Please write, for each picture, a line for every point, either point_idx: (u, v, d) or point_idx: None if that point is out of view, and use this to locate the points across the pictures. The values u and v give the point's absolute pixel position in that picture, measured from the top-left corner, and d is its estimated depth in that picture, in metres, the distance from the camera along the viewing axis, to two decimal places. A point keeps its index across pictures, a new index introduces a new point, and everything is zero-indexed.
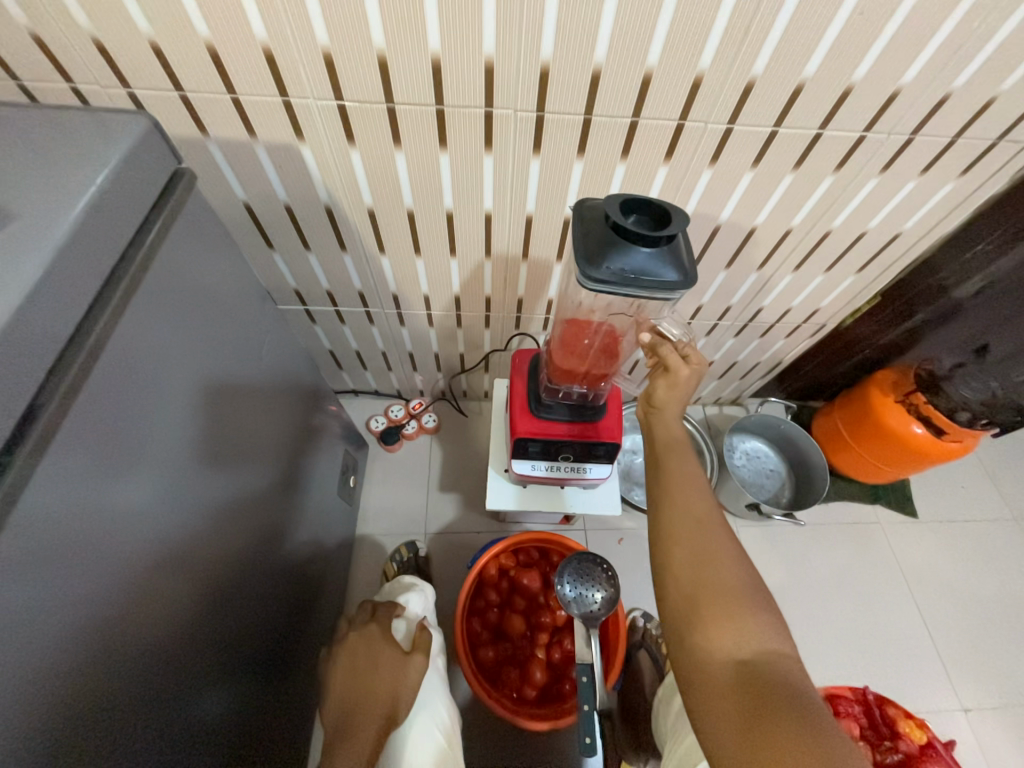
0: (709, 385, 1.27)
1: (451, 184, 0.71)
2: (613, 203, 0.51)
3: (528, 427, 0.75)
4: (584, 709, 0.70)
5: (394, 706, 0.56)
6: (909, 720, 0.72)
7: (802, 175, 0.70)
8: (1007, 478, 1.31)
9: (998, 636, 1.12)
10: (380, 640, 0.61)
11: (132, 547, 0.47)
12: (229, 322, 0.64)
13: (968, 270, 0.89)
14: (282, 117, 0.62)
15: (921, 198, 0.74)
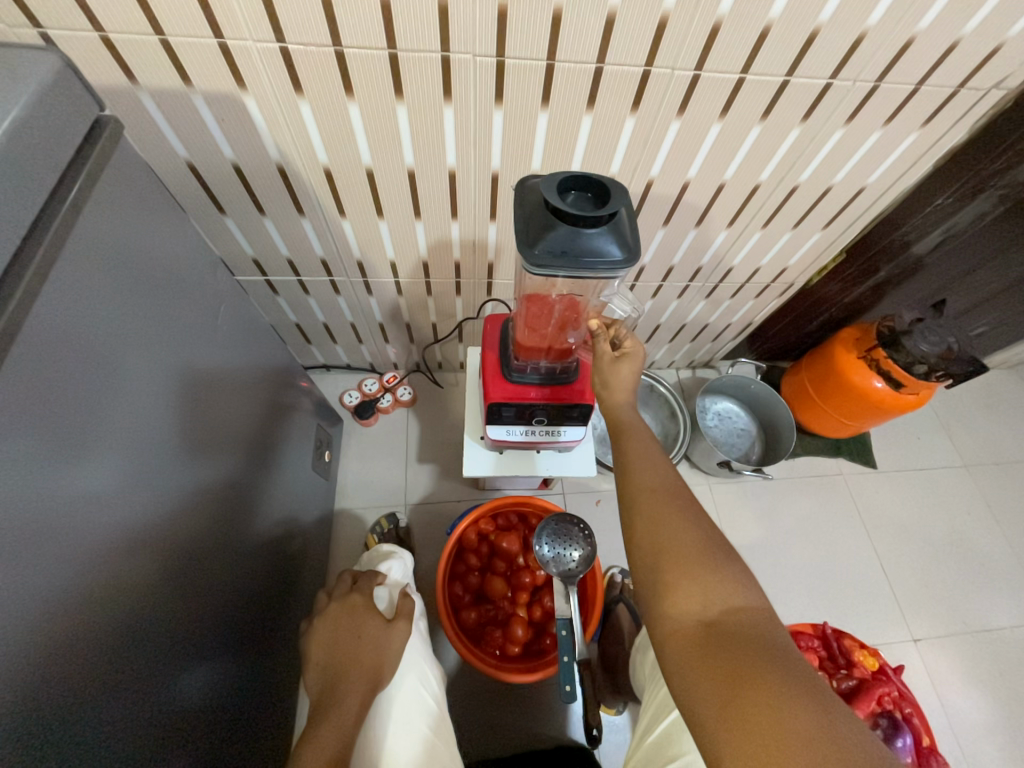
0: (683, 348, 1.29)
1: (411, 139, 0.67)
2: (555, 181, 0.49)
3: (501, 392, 0.75)
4: (565, 660, 0.73)
5: (378, 673, 0.56)
6: (862, 650, 0.78)
7: (770, 127, 0.69)
8: (958, 428, 1.39)
9: (946, 571, 1.21)
10: (363, 611, 0.60)
11: (89, 526, 0.46)
12: (179, 289, 0.60)
13: (928, 224, 0.91)
14: (220, 63, 0.57)
15: (885, 150, 0.74)
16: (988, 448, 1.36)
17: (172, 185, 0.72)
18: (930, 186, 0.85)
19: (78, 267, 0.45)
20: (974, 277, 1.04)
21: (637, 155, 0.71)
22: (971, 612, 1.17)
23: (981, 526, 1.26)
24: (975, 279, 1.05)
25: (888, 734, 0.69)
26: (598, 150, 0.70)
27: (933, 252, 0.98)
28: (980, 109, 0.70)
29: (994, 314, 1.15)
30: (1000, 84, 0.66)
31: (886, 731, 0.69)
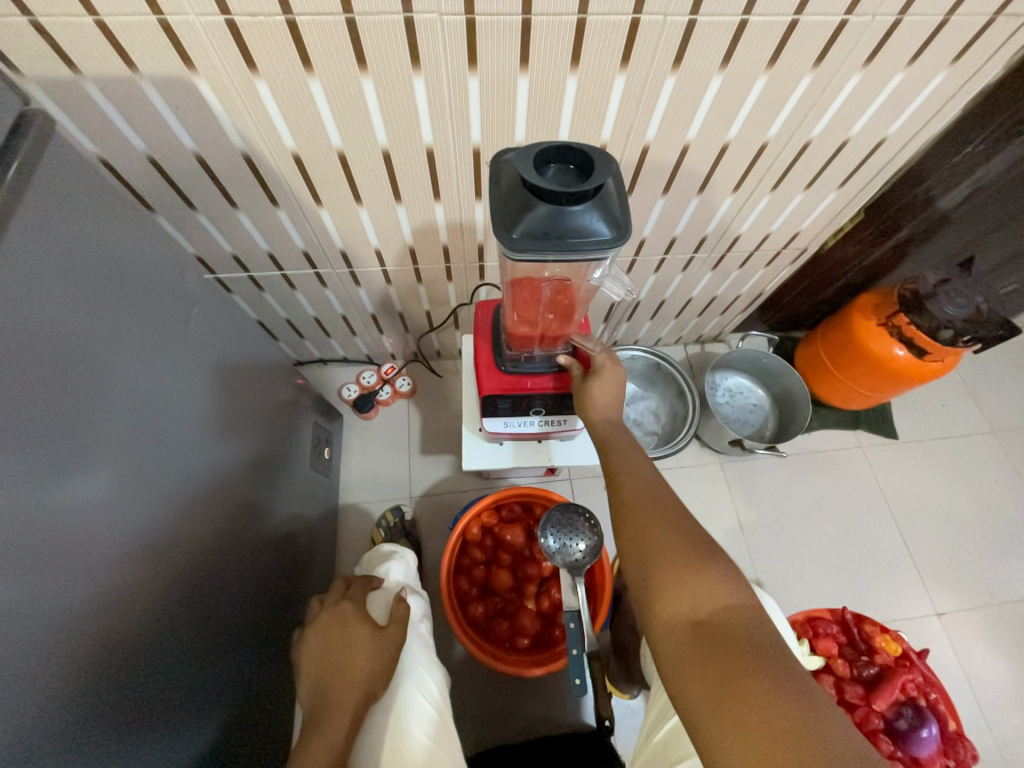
0: (690, 323, 1.23)
1: (381, 115, 0.62)
2: (527, 153, 0.44)
3: (495, 383, 0.73)
4: (575, 654, 0.72)
5: (372, 681, 0.55)
6: (885, 635, 0.75)
7: (778, 76, 0.62)
8: (986, 393, 1.31)
9: (972, 542, 1.16)
10: (353, 616, 0.59)
11: (71, 550, 0.45)
12: (148, 293, 0.57)
13: (956, 176, 0.83)
14: (164, 43, 0.52)
15: (908, 95, 0.67)
16: (1018, 413, 1.29)
17: (135, 182, 0.68)
18: (959, 133, 0.77)
19: (20, 281, 0.42)
20: (1005, 231, 0.96)
21: (630, 119, 0.65)
22: (999, 583, 1.13)
23: (1010, 495, 1.21)
24: (1006, 234, 0.97)
25: (913, 723, 0.67)
26: (587, 115, 0.63)
27: (961, 205, 0.89)
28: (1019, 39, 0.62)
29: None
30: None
31: (912, 719, 0.68)
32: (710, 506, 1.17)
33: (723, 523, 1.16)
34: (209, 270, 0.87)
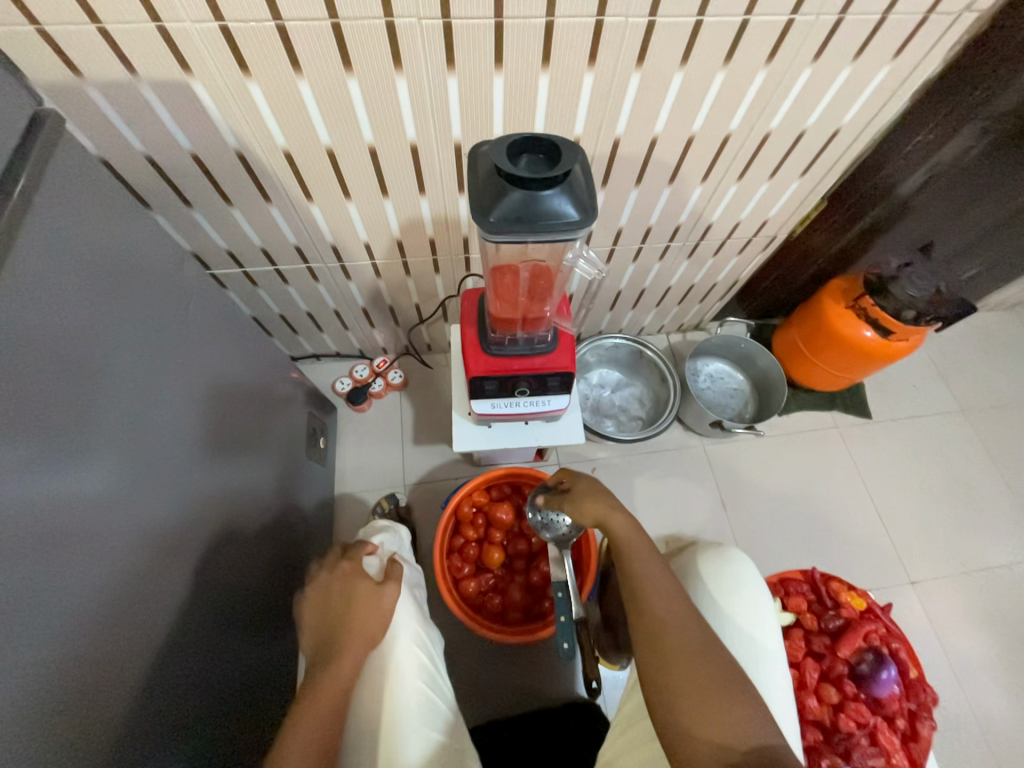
0: (671, 312, 1.28)
1: (367, 114, 0.66)
2: (501, 143, 0.49)
3: (483, 366, 0.75)
4: (562, 621, 0.77)
5: (371, 633, 0.59)
6: (851, 591, 0.79)
7: (735, 72, 0.67)
8: (954, 373, 1.38)
9: (943, 514, 1.22)
10: (351, 575, 0.63)
11: (77, 522, 0.48)
12: (148, 284, 0.61)
13: (911, 164, 0.89)
14: (160, 47, 0.56)
15: (857, 88, 0.72)
16: (986, 392, 1.35)
17: (133, 181, 0.72)
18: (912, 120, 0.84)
19: (34, 269, 0.46)
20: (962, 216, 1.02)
21: (600, 114, 0.69)
22: (970, 553, 1.18)
23: (978, 468, 1.27)
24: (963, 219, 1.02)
25: (873, 667, 0.73)
26: (560, 110, 0.68)
27: (919, 192, 0.96)
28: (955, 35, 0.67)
29: (985, 254, 1.13)
30: (973, 6, 0.63)
31: (872, 663, 0.73)
32: (694, 488, 1.22)
33: (706, 503, 1.20)
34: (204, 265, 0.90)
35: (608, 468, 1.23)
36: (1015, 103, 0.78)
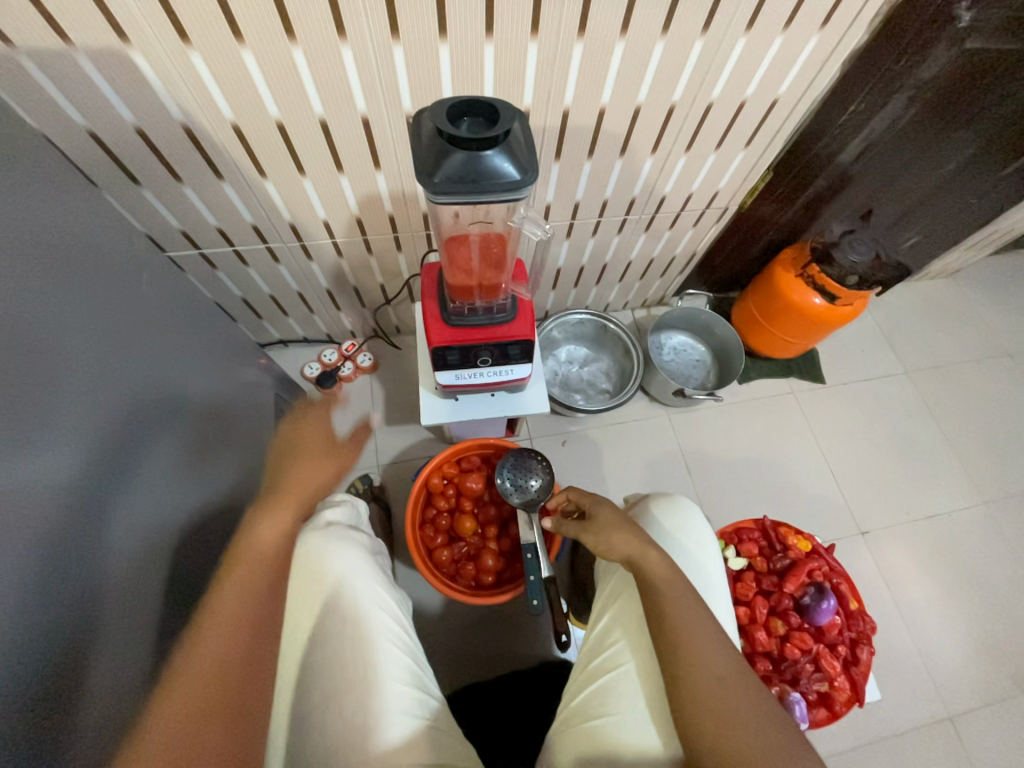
0: (632, 287, 1.32)
1: (314, 85, 0.66)
2: (442, 111, 0.50)
3: (444, 336, 0.77)
4: (531, 579, 0.80)
5: (315, 482, 0.68)
6: (797, 534, 0.88)
7: (673, 41, 0.69)
8: (900, 337, 1.46)
9: (890, 468, 1.30)
10: (305, 428, 0.74)
11: (42, 490, 0.48)
12: (95, 261, 0.61)
13: (847, 133, 0.94)
14: (94, 16, 0.55)
15: (790, 58, 0.76)
16: (929, 353, 1.44)
17: (77, 159, 0.70)
18: (843, 88, 0.87)
19: None
20: (897, 183, 1.08)
21: (546, 84, 0.71)
22: (914, 502, 1.27)
23: (922, 424, 1.35)
24: (898, 186, 1.09)
25: (815, 599, 0.84)
26: (507, 80, 0.70)
27: (857, 161, 1.01)
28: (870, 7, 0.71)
29: (921, 220, 1.20)
30: None
31: (815, 596, 0.84)
32: (659, 456, 1.27)
33: (672, 469, 1.26)
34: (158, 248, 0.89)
35: (578, 440, 1.26)
36: (935, 73, 0.84)
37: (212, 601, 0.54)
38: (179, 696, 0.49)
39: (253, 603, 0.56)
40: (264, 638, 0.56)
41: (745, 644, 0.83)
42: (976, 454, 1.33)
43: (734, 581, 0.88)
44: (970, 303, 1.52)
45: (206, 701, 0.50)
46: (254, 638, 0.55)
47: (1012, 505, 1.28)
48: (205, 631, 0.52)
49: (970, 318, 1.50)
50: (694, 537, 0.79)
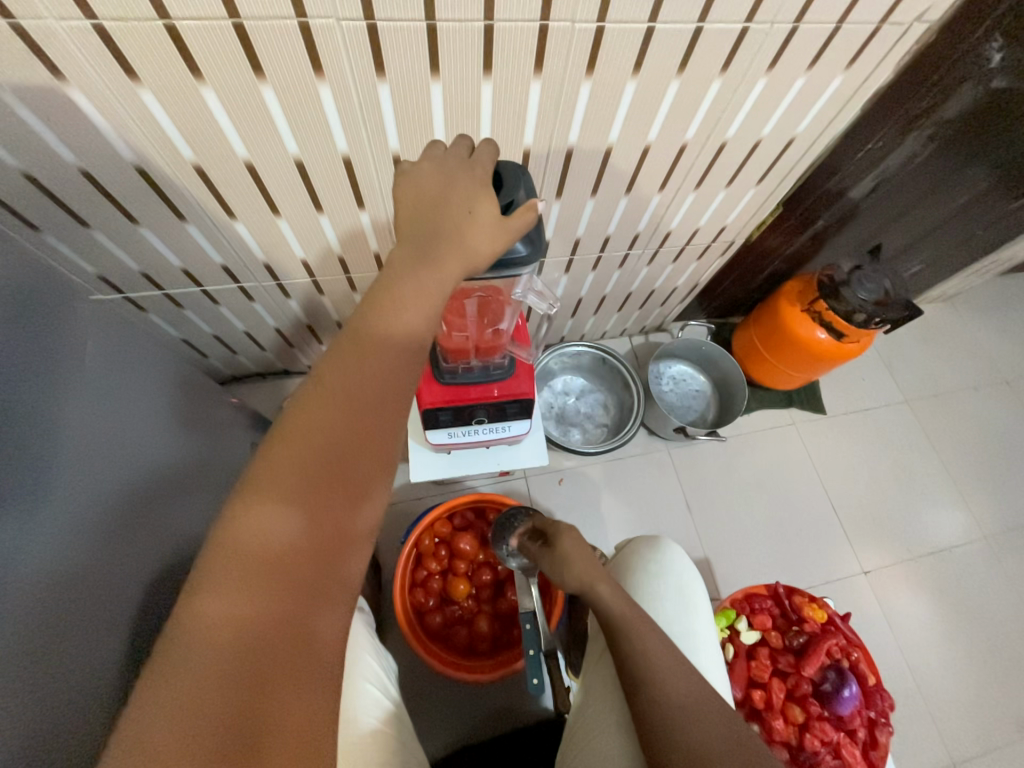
0: (633, 316, 1.27)
1: (340, 123, 0.59)
2: (485, 169, 0.48)
3: (438, 395, 0.72)
4: (532, 654, 0.75)
5: (481, 250, 0.46)
6: (813, 604, 0.81)
7: (730, 80, 0.64)
8: (900, 364, 1.46)
9: (892, 500, 1.29)
10: (454, 173, 0.47)
11: (18, 589, 0.44)
12: (48, 327, 0.53)
13: (861, 169, 0.90)
14: (100, 50, 0.47)
15: (845, 97, 0.72)
16: (928, 381, 1.44)
17: (12, 199, 0.61)
18: (861, 128, 0.81)
19: None
20: (906, 216, 1.06)
21: (595, 122, 0.66)
22: (915, 538, 1.25)
23: (921, 455, 1.35)
24: (907, 220, 1.07)
25: (836, 685, 0.76)
26: (550, 119, 0.64)
27: (868, 195, 0.98)
28: (905, 46, 0.66)
29: (928, 251, 1.19)
30: (922, 17, 0.62)
31: (835, 681, 0.76)
32: (660, 492, 1.24)
33: (673, 504, 1.23)
34: (116, 289, 0.80)
35: (576, 476, 1.23)
36: (957, 112, 0.81)
37: (287, 419, 0.37)
38: (236, 530, 0.33)
39: (382, 361, 0.40)
40: (363, 418, 0.38)
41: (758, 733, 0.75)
42: (974, 487, 1.33)
43: (745, 658, 0.81)
44: (968, 330, 1.52)
45: (265, 557, 0.33)
46: (344, 417, 0.37)
47: (1012, 540, 1.28)
48: (279, 440, 0.36)
49: (969, 345, 1.50)
50: (676, 585, 0.75)
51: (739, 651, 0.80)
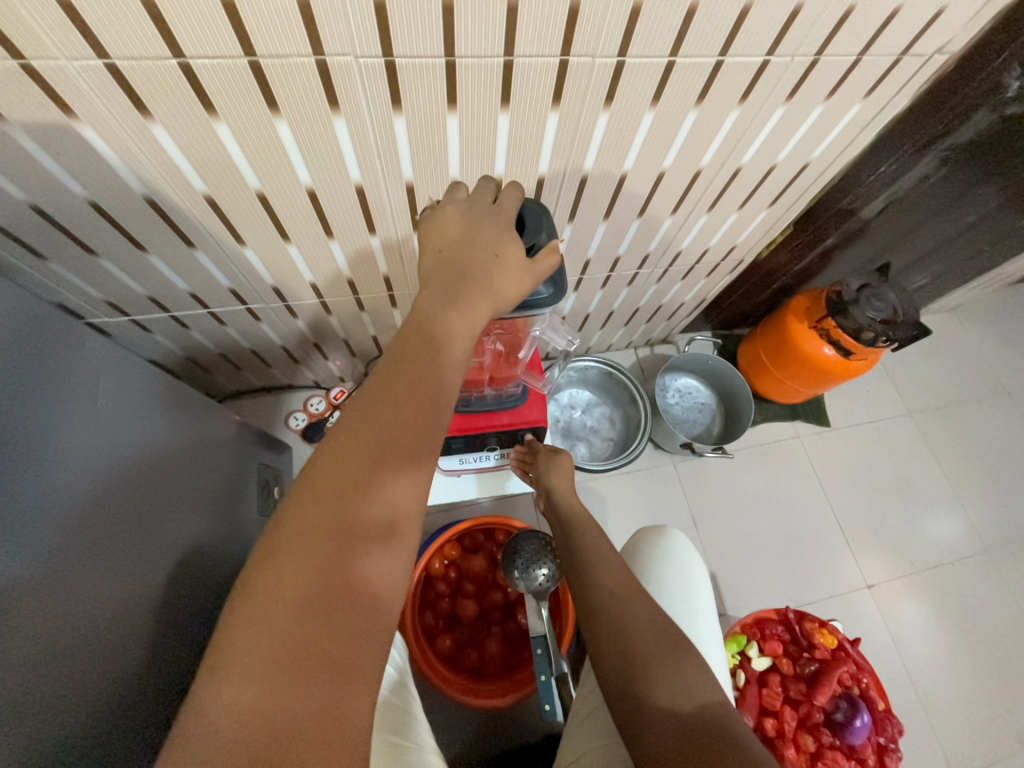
0: (639, 329, 1.27)
1: (355, 154, 0.58)
2: (509, 214, 0.51)
3: (456, 424, 0.85)
4: (543, 679, 0.75)
5: (505, 295, 0.48)
6: (823, 629, 0.87)
7: (748, 110, 0.64)
8: (904, 377, 1.46)
9: (894, 513, 1.30)
10: (481, 219, 0.49)
11: (71, 640, 0.44)
12: (80, 362, 0.52)
13: (873, 190, 0.90)
14: (112, 87, 0.47)
15: (862, 123, 0.71)
16: (930, 393, 1.45)
17: (17, 229, 0.60)
18: (875, 152, 0.81)
19: None
20: (914, 234, 1.06)
21: (611, 151, 0.65)
22: (917, 551, 1.26)
23: (924, 468, 1.36)
24: (914, 238, 1.07)
25: (848, 715, 0.79)
26: (566, 148, 0.63)
27: (878, 215, 0.97)
28: (925, 73, 0.65)
29: (935, 267, 1.19)
30: (943, 48, 0.62)
31: (847, 711, 0.79)
32: (665, 506, 1.24)
33: (678, 518, 1.23)
34: (122, 312, 0.79)
35: (582, 491, 1.23)
36: (972, 135, 0.80)
37: (328, 451, 0.38)
38: (284, 560, 0.34)
39: (412, 395, 0.41)
40: (393, 451, 0.39)
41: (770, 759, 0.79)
42: (976, 499, 1.34)
43: (758, 685, 0.85)
44: (970, 341, 1.52)
45: (316, 585, 0.34)
46: (375, 451, 0.39)
47: (1013, 553, 1.29)
48: (322, 467, 0.37)
49: (971, 356, 1.50)
50: (681, 571, 0.75)
51: (751, 678, 0.84)
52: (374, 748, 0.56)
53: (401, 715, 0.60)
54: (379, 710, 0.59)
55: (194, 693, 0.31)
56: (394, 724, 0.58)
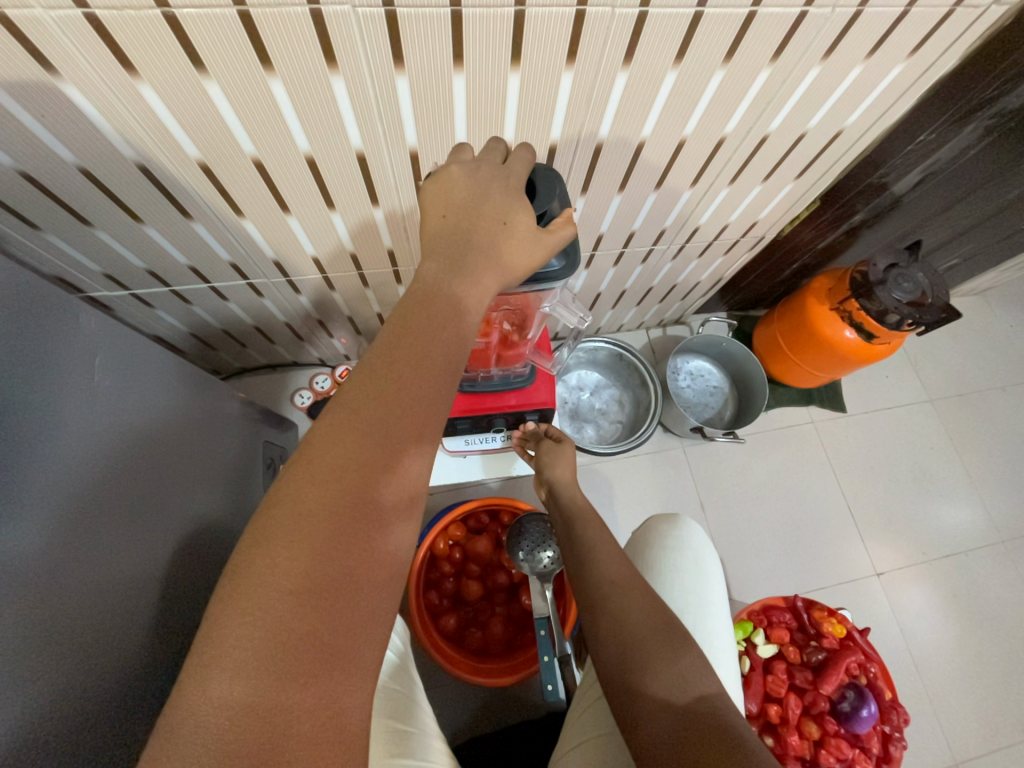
0: (652, 309, 1.23)
1: (354, 115, 0.54)
2: (519, 178, 0.48)
3: (463, 405, 0.83)
4: (546, 660, 0.75)
5: (513, 268, 0.46)
6: (832, 618, 0.87)
7: (779, 71, 0.59)
8: (927, 364, 1.41)
9: (909, 501, 1.27)
10: (489, 184, 0.46)
11: (73, 616, 0.44)
12: (77, 334, 0.50)
13: (908, 162, 0.84)
14: (94, 42, 0.44)
15: (904, 85, 0.66)
16: (954, 380, 1.39)
17: (11, 200, 0.58)
18: (915, 121, 0.75)
19: None
20: (950, 212, 0.99)
21: (629, 115, 0.60)
22: (932, 541, 1.24)
23: (943, 457, 1.32)
24: (950, 215, 1.00)
25: (855, 705, 0.79)
26: (580, 112, 0.59)
27: (912, 190, 0.92)
28: (978, 29, 0.59)
29: (966, 247, 1.13)
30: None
31: (853, 701, 0.79)
32: (673, 491, 1.23)
33: (686, 504, 1.22)
34: (122, 286, 0.77)
35: (589, 475, 1.22)
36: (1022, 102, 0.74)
37: (327, 428, 0.37)
38: (281, 546, 0.33)
39: (415, 376, 0.39)
40: (396, 435, 0.38)
41: (772, 745, 0.80)
42: (995, 491, 1.30)
43: (763, 672, 0.85)
44: (999, 327, 1.46)
45: (316, 571, 0.33)
46: (376, 434, 0.37)
47: None
48: (322, 447, 0.36)
49: (999, 343, 1.44)
50: (689, 564, 0.73)
51: (756, 665, 0.85)
52: (374, 731, 0.56)
53: (403, 702, 0.60)
54: (379, 696, 0.59)
55: (184, 683, 0.30)
56: (396, 711, 0.58)
